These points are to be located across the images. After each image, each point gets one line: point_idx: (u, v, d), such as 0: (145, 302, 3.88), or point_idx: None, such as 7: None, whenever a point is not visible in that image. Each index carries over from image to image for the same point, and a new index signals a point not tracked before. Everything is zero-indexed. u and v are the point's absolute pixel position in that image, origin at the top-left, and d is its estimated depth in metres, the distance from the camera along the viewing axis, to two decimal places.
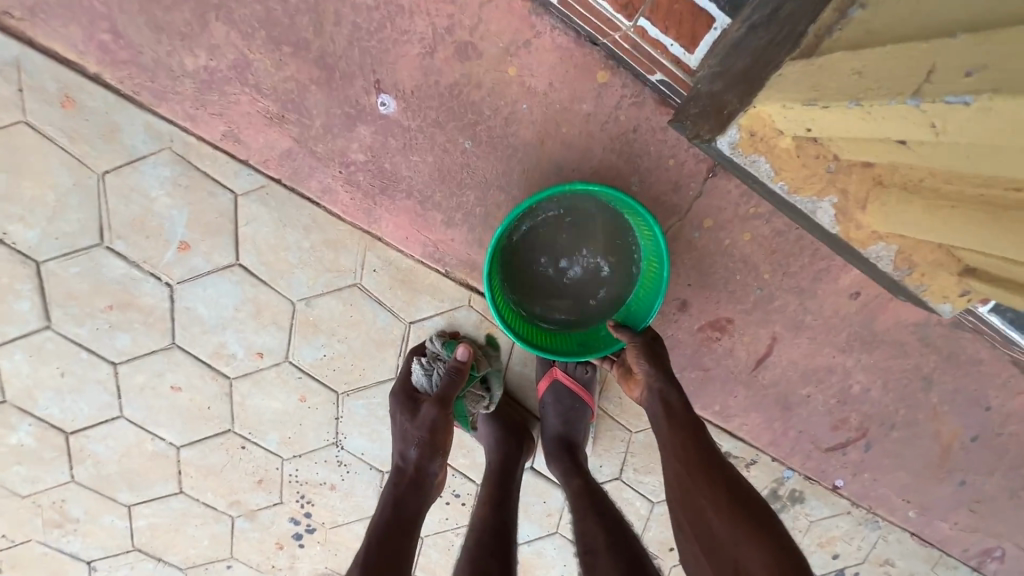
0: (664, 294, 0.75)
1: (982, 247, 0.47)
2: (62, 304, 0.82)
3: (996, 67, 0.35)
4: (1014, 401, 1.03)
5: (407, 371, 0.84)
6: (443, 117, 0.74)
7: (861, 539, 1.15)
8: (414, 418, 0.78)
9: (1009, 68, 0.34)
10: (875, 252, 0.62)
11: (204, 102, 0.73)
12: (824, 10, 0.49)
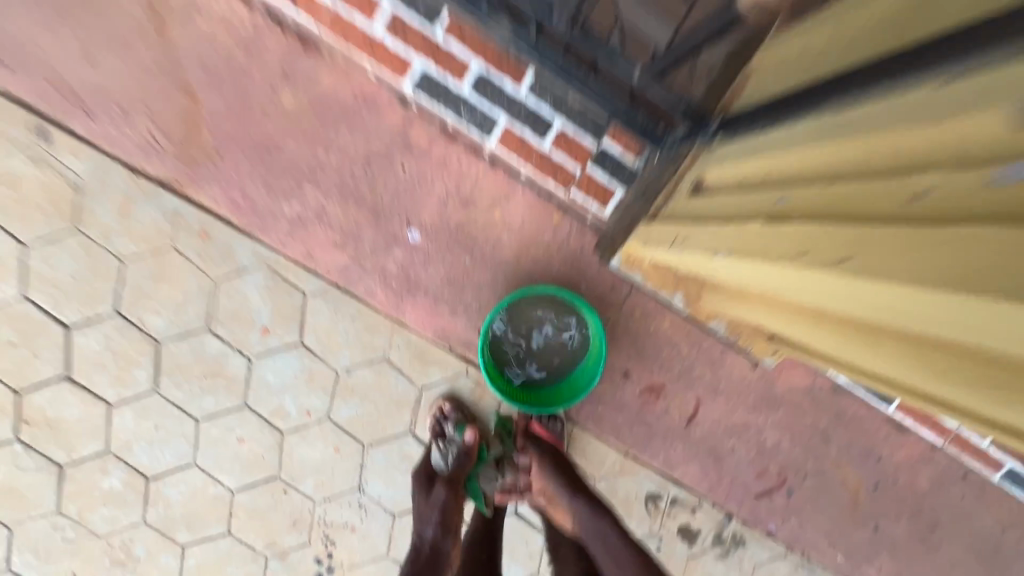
0: (602, 363, 1.07)
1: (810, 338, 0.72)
2: (170, 373, 1.13)
3: (794, 243, 0.55)
4: (900, 453, 1.29)
5: (428, 458, 1.11)
6: (451, 242, 1.11)
7: None
8: (430, 500, 1.02)
9: (802, 244, 0.54)
10: (714, 325, 1.11)
11: (294, 234, 1.10)
12: (660, 196, 0.90)
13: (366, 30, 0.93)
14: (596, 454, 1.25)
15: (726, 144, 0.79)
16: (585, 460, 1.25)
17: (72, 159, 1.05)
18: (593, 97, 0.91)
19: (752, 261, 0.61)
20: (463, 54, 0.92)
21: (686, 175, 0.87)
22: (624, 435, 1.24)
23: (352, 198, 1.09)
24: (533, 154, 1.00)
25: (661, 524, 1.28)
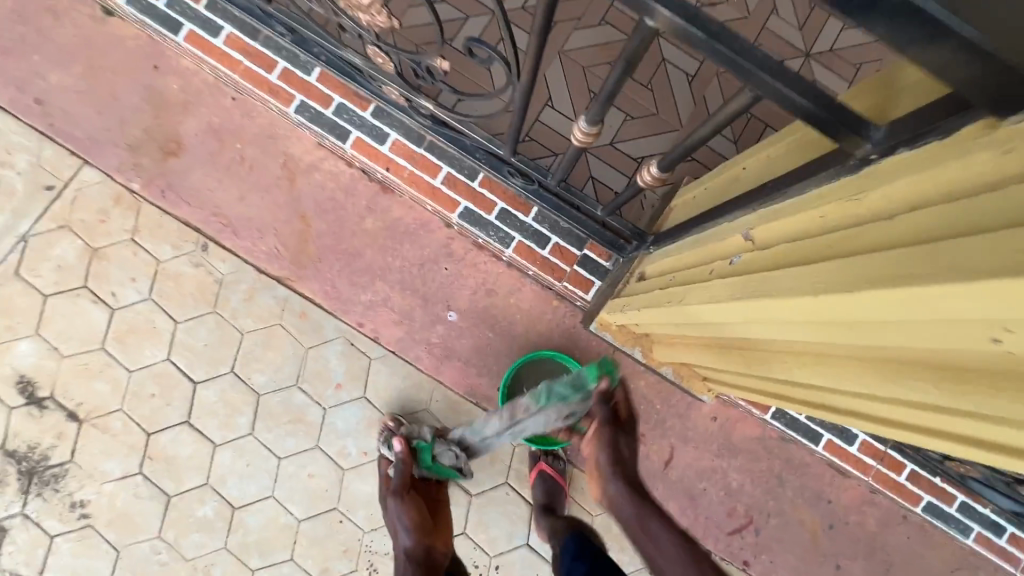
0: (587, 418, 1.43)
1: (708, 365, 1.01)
2: (264, 419, 1.48)
3: (687, 293, 0.87)
4: (847, 496, 1.56)
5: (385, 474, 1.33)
6: (479, 320, 1.51)
7: None
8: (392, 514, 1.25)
9: (689, 294, 0.87)
10: (665, 371, 1.49)
11: (366, 314, 1.52)
12: (621, 279, 1.30)
13: (430, 184, 1.44)
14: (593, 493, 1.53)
15: (657, 250, 1.17)
16: (584, 499, 1.53)
17: (220, 262, 1.51)
18: (576, 223, 1.39)
19: (670, 308, 0.93)
20: (494, 197, 1.44)
21: (635, 269, 1.26)
22: None
23: (409, 288, 1.51)
24: (537, 259, 1.44)
25: None
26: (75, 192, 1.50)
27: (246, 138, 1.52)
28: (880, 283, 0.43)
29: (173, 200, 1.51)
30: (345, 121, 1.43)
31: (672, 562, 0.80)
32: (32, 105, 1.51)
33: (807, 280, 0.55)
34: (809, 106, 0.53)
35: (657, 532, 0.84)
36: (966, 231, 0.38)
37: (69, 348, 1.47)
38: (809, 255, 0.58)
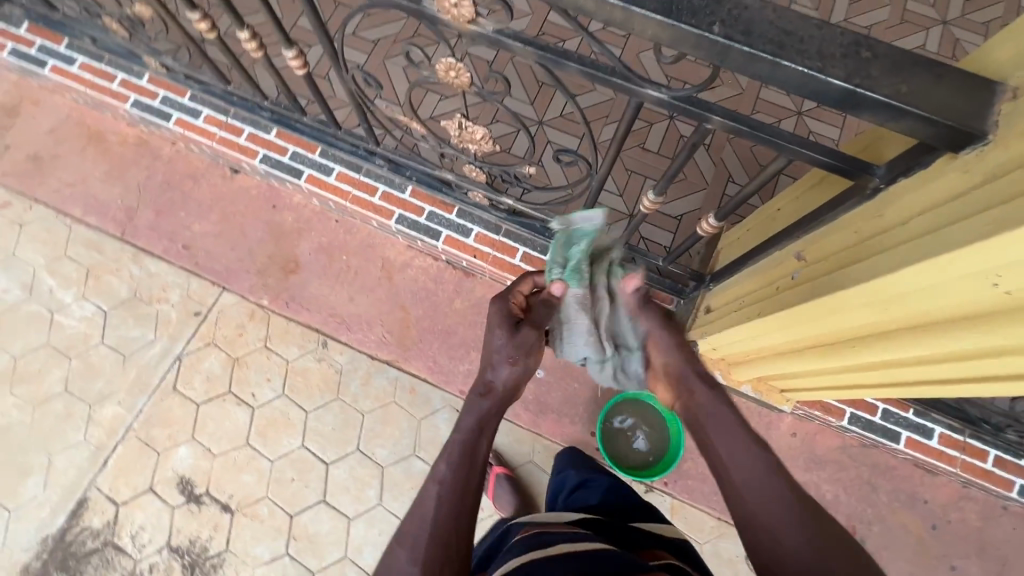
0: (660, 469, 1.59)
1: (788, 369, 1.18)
2: (391, 488, 1.67)
3: (759, 309, 1.06)
4: (941, 494, 1.63)
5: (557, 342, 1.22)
6: (565, 373, 1.71)
7: None
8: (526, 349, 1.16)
9: (761, 308, 1.05)
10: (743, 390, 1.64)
11: (467, 381, 1.74)
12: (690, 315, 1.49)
13: (511, 262, 1.70)
14: (697, 522, 1.63)
15: (717, 285, 1.39)
16: (691, 528, 1.63)
17: (339, 355, 1.78)
18: None
19: (747, 325, 1.11)
20: None
21: (699, 305, 1.47)
22: (714, 502, 1.63)
23: None
24: None
25: None
26: (217, 314, 1.82)
27: (350, 250, 1.84)
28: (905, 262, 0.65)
29: (295, 309, 1.81)
30: (437, 223, 1.74)
31: (750, 475, 0.84)
32: (180, 249, 1.87)
33: (851, 274, 0.76)
34: (829, 161, 0.79)
35: (736, 438, 0.89)
36: (955, 219, 0.60)
37: (219, 447, 1.70)
38: (850, 256, 0.80)
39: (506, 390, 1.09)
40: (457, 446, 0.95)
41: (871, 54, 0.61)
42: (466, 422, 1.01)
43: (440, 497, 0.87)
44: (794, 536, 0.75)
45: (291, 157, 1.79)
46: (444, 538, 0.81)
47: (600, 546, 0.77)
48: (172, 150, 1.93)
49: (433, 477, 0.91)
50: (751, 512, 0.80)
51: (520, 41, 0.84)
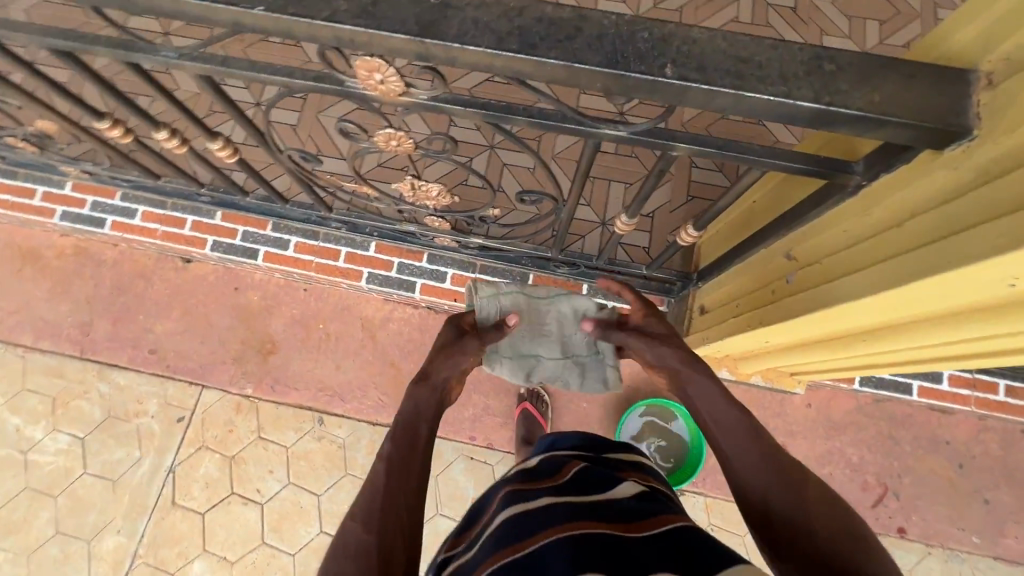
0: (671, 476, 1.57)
1: (797, 361, 1.16)
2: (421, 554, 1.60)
3: (757, 318, 1.03)
4: (961, 432, 1.64)
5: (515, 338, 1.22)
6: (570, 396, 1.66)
7: None
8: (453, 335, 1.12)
9: (758, 317, 1.02)
10: (754, 380, 1.63)
11: (475, 427, 1.67)
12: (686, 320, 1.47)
13: None
14: (734, 516, 1.60)
15: (705, 284, 1.37)
16: (728, 523, 1.60)
17: (338, 429, 1.70)
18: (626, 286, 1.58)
19: (746, 333, 1.08)
20: (548, 289, 1.64)
21: (692, 305, 1.45)
22: None
23: (503, 390, 1.68)
24: None
25: None
26: (202, 415, 1.72)
27: (325, 317, 1.76)
28: (917, 274, 0.60)
29: (283, 390, 1.73)
30: (409, 274, 1.69)
31: (736, 438, 0.81)
32: (148, 356, 1.76)
33: (860, 281, 0.71)
34: (809, 168, 0.75)
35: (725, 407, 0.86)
36: (969, 223, 0.55)
37: (236, 553, 1.62)
38: (852, 261, 0.75)
39: (443, 378, 1.02)
40: (401, 433, 0.89)
41: (836, 66, 0.57)
42: (408, 410, 0.94)
43: (389, 473, 0.80)
44: (784, 495, 0.73)
45: (243, 238, 1.72)
46: (395, 512, 0.75)
47: (585, 497, 0.76)
48: (116, 253, 1.81)
49: (381, 459, 0.83)
50: (741, 476, 0.78)
51: (460, 104, 0.77)
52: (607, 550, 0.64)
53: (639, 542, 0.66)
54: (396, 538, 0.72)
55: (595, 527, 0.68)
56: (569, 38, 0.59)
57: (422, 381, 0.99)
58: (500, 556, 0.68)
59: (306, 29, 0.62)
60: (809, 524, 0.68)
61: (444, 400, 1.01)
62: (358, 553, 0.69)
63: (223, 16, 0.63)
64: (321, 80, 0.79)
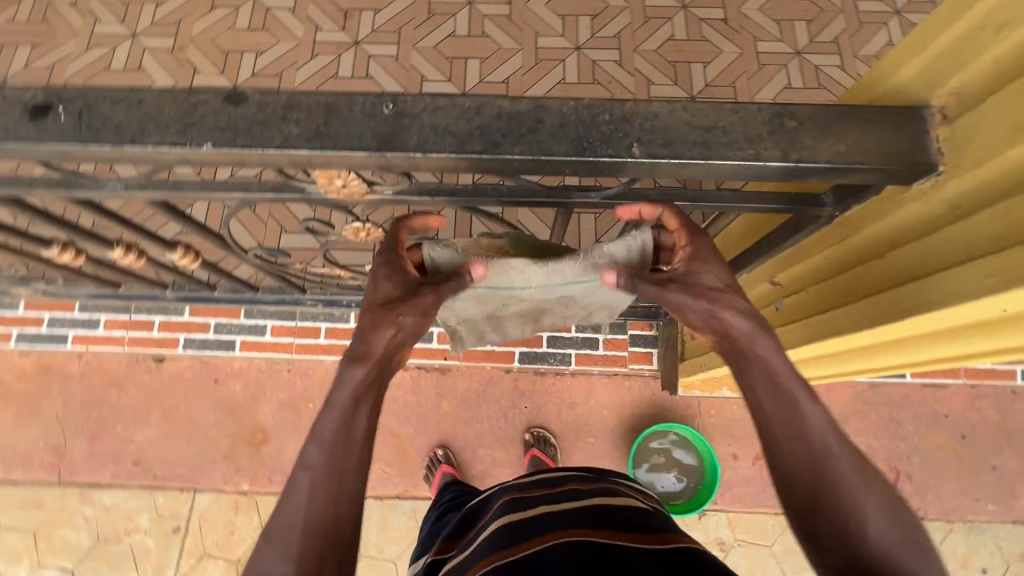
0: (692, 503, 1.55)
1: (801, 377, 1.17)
2: None
3: None
4: (957, 403, 1.67)
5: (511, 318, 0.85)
6: (576, 434, 1.63)
7: (984, 545, 1.59)
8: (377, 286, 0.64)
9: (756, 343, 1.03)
10: None
11: (485, 483, 1.61)
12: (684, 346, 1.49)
13: (484, 349, 1.68)
14: (758, 527, 1.59)
15: None
16: (754, 535, 1.58)
17: None
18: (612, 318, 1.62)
19: None
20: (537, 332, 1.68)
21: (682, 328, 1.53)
22: (767, 500, 1.60)
23: (508, 440, 1.64)
24: (598, 358, 1.66)
25: None
26: (199, 520, 1.63)
27: (313, 395, 1.68)
28: (920, 309, 0.62)
29: (281, 479, 1.65)
30: None
31: (791, 440, 0.59)
32: (131, 468, 1.66)
33: (863, 310, 0.72)
34: (781, 208, 0.73)
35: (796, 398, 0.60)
36: (982, 249, 0.55)
37: None
38: (853, 285, 0.75)
39: (387, 351, 0.61)
40: (334, 430, 0.59)
41: (797, 121, 0.57)
42: (343, 396, 0.59)
43: (316, 490, 0.57)
44: (851, 528, 0.55)
45: (216, 330, 1.70)
46: (328, 537, 0.56)
47: (587, 504, 0.73)
48: (82, 365, 1.70)
49: (307, 467, 0.58)
50: (798, 491, 0.58)
51: (427, 193, 0.76)
52: (607, 560, 0.61)
53: (643, 556, 0.62)
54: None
55: (591, 534, 0.66)
56: (531, 131, 0.58)
57: (358, 357, 0.60)
58: (493, 558, 0.67)
59: (260, 157, 0.60)
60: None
61: (392, 371, 0.64)
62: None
63: (170, 155, 0.60)
64: (280, 189, 0.77)
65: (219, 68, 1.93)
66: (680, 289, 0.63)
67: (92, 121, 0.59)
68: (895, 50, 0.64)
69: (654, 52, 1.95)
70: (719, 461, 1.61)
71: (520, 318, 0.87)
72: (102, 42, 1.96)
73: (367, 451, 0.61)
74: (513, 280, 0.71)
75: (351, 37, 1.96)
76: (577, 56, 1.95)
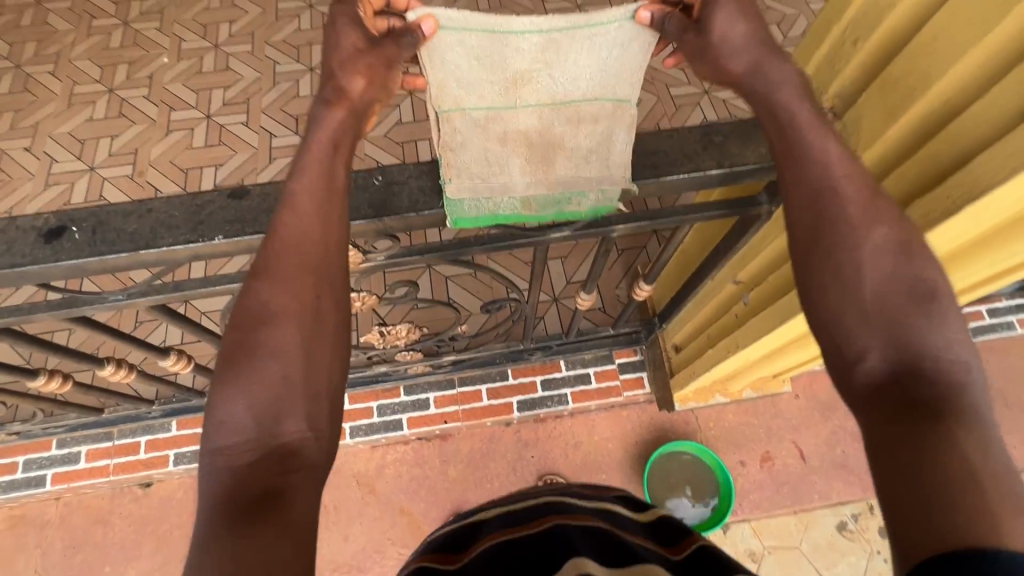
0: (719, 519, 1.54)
1: (785, 363, 1.25)
2: None
3: (732, 343, 1.12)
4: None
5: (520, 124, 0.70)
6: (588, 473, 1.63)
7: None
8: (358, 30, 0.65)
9: (732, 338, 1.12)
10: (751, 396, 1.70)
11: None
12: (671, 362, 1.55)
13: (483, 405, 1.69)
14: (782, 530, 1.60)
15: (670, 325, 1.51)
16: (781, 539, 1.59)
17: None
18: (598, 349, 1.70)
19: (727, 359, 1.16)
20: (529, 378, 1.72)
21: (665, 347, 1.60)
22: (783, 501, 1.63)
23: None
24: (594, 392, 1.70)
25: (868, 541, 1.58)
26: None
27: None
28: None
29: None
30: (391, 413, 1.68)
31: (808, 198, 0.56)
32: None
33: None
34: (724, 212, 0.84)
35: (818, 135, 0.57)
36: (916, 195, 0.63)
37: None
38: None
39: (363, 99, 0.66)
40: (318, 172, 0.61)
41: (722, 136, 0.69)
42: (324, 143, 0.62)
43: (309, 229, 0.59)
44: (846, 276, 0.52)
45: None
46: (310, 282, 0.58)
47: (584, 501, 0.78)
48: (61, 507, 1.57)
49: (296, 199, 0.59)
50: (799, 244, 0.56)
51: (417, 253, 0.84)
52: (606, 543, 0.66)
53: (644, 544, 0.67)
54: (324, 306, 0.58)
55: (592, 521, 0.71)
56: None
57: (337, 100, 0.64)
58: (503, 533, 0.71)
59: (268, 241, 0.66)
60: (885, 362, 0.48)
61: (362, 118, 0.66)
62: (275, 318, 0.55)
63: (183, 253, 0.65)
64: None
65: (181, 185, 2.01)
66: (694, 35, 0.62)
67: (106, 234, 0.64)
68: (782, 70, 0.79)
69: None
70: (730, 471, 1.64)
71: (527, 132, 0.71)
72: (60, 179, 2.02)
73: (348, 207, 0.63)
74: (501, 37, 0.63)
75: None
76: None
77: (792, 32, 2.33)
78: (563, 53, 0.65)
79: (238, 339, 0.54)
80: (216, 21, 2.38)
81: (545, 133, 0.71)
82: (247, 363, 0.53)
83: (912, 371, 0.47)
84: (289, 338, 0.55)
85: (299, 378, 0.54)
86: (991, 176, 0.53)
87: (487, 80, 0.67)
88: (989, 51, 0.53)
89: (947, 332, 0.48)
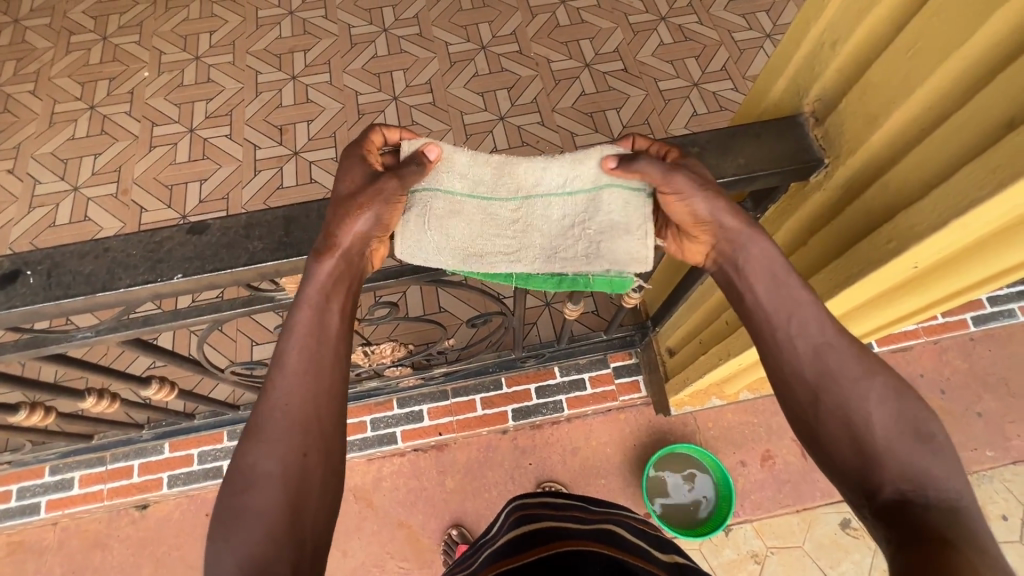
0: (726, 518, 1.50)
1: None
2: None
3: (724, 351, 1.09)
4: (927, 361, 1.70)
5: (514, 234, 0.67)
6: (587, 478, 1.61)
7: (1001, 495, 1.56)
8: (352, 169, 0.63)
9: (723, 347, 1.10)
10: (748, 396, 1.67)
11: None
12: (667, 366, 1.53)
13: (477, 415, 1.68)
14: (785, 530, 1.58)
15: (663, 327, 1.49)
16: (784, 539, 1.57)
17: None
18: (593, 354, 1.68)
19: (720, 366, 1.13)
20: (524, 386, 1.70)
21: (659, 349, 1.57)
22: (785, 500, 1.60)
23: None
24: (589, 398, 1.68)
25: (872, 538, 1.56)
26: None
27: None
28: (844, 284, 0.70)
29: None
30: (385, 427, 1.67)
31: (802, 353, 0.60)
32: None
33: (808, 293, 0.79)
34: None
35: (797, 297, 0.61)
36: (902, 205, 0.61)
37: None
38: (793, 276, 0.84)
39: (353, 243, 0.62)
40: (304, 328, 0.62)
41: (699, 147, 0.66)
42: (307, 307, 0.63)
43: (299, 381, 0.61)
44: (856, 426, 0.57)
45: (200, 460, 1.62)
46: (307, 434, 0.59)
47: (583, 524, 0.77)
48: (58, 533, 1.56)
49: (282, 360, 0.62)
50: (799, 397, 0.60)
51: (392, 276, 0.82)
52: (610, 570, 0.65)
53: (645, 568, 0.66)
54: (310, 470, 0.58)
55: (594, 546, 0.70)
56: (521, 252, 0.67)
57: (325, 249, 0.61)
58: (498, 564, 0.68)
59: (230, 277, 0.63)
60: (899, 494, 0.53)
61: (361, 268, 0.66)
62: (260, 482, 0.57)
63: (142, 293, 0.63)
64: (250, 303, 0.80)
65: (166, 202, 1.99)
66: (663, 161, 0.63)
67: (61, 277, 0.62)
68: (758, 77, 0.76)
69: (570, 108, 2.13)
70: (729, 472, 1.62)
71: (522, 229, 0.67)
72: (45, 201, 2.00)
73: (340, 351, 0.64)
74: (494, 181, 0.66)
75: (289, 149, 2.07)
76: (503, 125, 2.11)
77: (780, 20, 2.28)
78: (548, 176, 0.65)
79: (225, 507, 0.56)
80: (195, 32, 2.34)
81: (544, 228, 0.66)
82: (232, 530, 0.54)
83: (919, 495, 0.52)
84: (274, 499, 0.56)
85: (283, 538, 0.55)
86: (978, 188, 0.51)
87: (485, 216, 0.66)
88: (971, 56, 0.51)
89: (949, 466, 0.53)
